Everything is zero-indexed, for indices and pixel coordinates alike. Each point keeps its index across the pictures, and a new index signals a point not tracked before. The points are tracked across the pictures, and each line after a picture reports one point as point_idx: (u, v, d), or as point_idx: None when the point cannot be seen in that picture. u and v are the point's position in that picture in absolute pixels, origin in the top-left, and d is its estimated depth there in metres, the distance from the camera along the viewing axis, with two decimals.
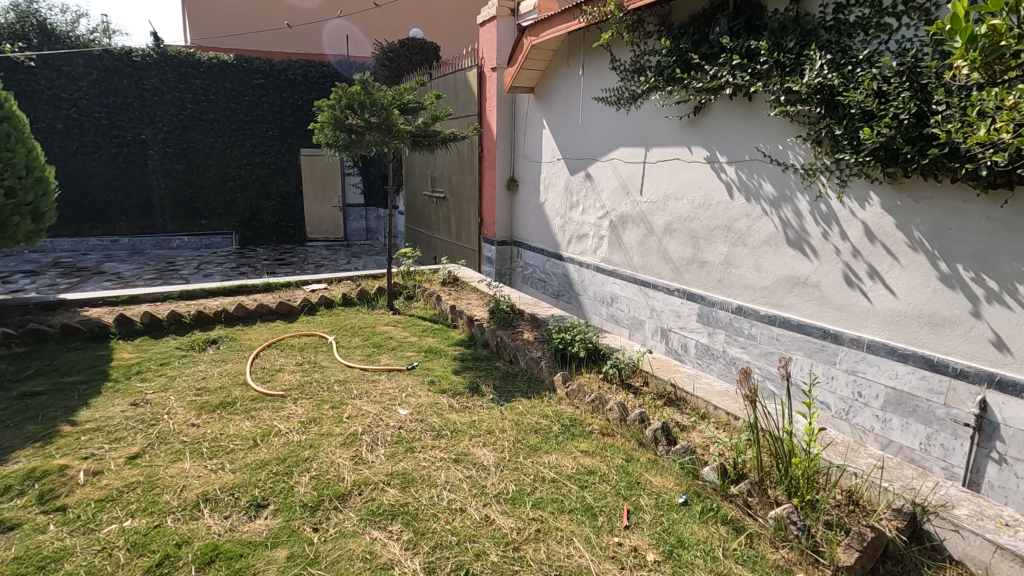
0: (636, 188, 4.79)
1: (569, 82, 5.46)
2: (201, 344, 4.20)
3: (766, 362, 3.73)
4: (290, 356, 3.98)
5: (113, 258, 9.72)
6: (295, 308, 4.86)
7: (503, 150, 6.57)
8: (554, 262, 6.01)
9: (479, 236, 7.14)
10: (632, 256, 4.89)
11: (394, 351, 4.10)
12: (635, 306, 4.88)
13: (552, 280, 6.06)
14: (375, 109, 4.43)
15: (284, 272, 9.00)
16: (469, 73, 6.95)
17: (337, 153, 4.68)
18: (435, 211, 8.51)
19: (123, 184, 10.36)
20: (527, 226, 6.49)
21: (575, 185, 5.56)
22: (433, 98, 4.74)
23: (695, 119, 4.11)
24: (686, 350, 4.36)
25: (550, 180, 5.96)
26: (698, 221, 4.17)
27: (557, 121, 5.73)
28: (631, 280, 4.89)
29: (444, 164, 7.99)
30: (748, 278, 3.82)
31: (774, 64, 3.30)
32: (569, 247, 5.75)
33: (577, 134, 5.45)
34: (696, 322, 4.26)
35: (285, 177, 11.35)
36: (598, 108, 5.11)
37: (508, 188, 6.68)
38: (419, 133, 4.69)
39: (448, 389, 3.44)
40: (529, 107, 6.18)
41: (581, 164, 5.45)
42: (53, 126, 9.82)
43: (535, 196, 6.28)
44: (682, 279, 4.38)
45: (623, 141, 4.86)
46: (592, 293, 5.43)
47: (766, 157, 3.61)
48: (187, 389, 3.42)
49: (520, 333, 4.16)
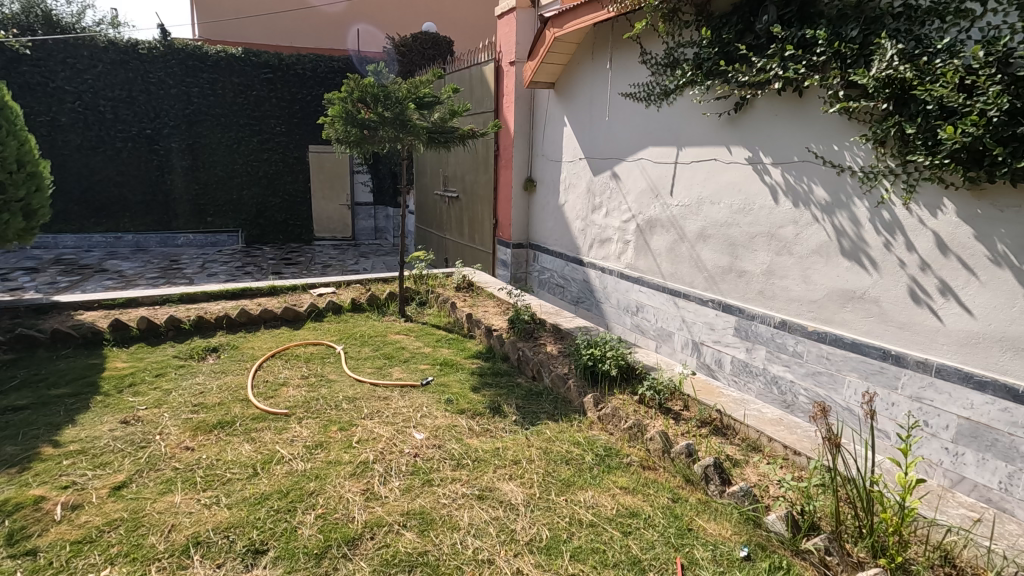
0: (666, 191, 4.47)
1: (593, 77, 5.15)
2: (200, 353, 3.93)
3: (814, 383, 3.40)
4: (295, 368, 3.68)
5: (116, 256, 9.50)
6: (301, 314, 4.58)
7: (520, 149, 6.26)
8: (573, 267, 5.71)
9: (493, 238, 6.84)
10: (661, 263, 4.58)
11: (407, 364, 3.81)
12: (663, 316, 4.57)
13: (572, 286, 5.76)
14: (388, 102, 4.14)
15: (291, 272, 8.73)
16: (485, 67, 6.64)
17: (348, 150, 4.38)
18: (447, 211, 8.21)
19: (127, 179, 10.14)
20: (545, 229, 6.18)
21: (598, 186, 5.25)
22: (450, 91, 4.45)
23: (736, 117, 3.79)
24: (721, 366, 4.05)
25: (571, 181, 5.65)
26: (737, 227, 3.85)
27: (580, 119, 5.42)
28: (659, 289, 4.58)
29: (458, 163, 7.70)
30: (795, 291, 3.49)
31: (833, 55, 2.97)
32: (590, 252, 5.45)
33: (601, 132, 5.14)
34: (733, 336, 3.94)
35: (292, 174, 11.10)
36: (626, 105, 4.80)
37: (525, 188, 6.37)
38: (434, 129, 4.40)
39: (466, 409, 3.14)
40: (550, 103, 5.87)
41: (605, 164, 5.14)
42: (57, 120, 9.61)
43: (554, 197, 5.97)
44: (717, 289, 4.07)
45: (653, 140, 4.54)
46: (615, 301, 5.12)
47: (818, 158, 3.28)
48: (183, 405, 3.14)
49: (543, 346, 3.86)
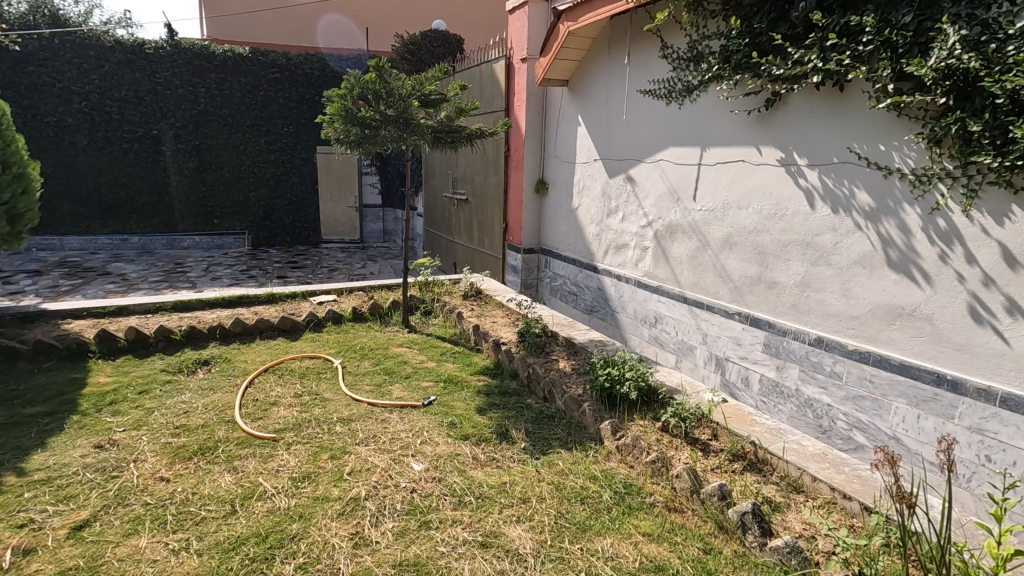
0: (688, 194, 4.16)
1: (610, 74, 4.86)
2: (190, 367, 3.69)
3: (855, 408, 3.08)
4: (289, 385, 3.42)
5: (121, 258, 9.37)
6: (299, 324, 4.33)
7: (532, 149, 5.98)
8: (587, 275, 5.42)
9: (503, 243, 6.57)
10: (682, 272, 4.27)
11: (408, 381, 3.53)
12: (683, 330, 4.27)
13: (585, 294, 5.46)
14: (390, 99, 3.87)
15: (296, 276, 8.52)
16: (496, 65, 6.36)
17: (348, 150, 4.12)
18: (456, 214, 7.95)
19: (133, 181, 10.02)
20: (557, 233, 5.89)
21: (615, 189, 4.96)
22: (457, 88, 4.17)
23: (767, 114, 3.48)
24: (748, 385, 3.74)
25: (585, 183, 5.36)
26: (767, 234, 3.54)
27: (595, 118, 5.13)
28: (680, 299, 4.28)
29: (467, 164, 7.43)
30: (833, 305, 3.17)
31: (882, 44, 2.66)
32: (605, 258, 5.15)
33: (618, 132, 4.84)
34: (761, 353, 3.63)
35: (299, 175, 10.92)
36: (645, 102, 4.50)
37: (536, 191, 6.09)
38: (440, 128, 4.13)
39: (471, 435, 2.86)
40: (563, 101, 5.58)
41: (622, 165, 4.84)
42: (63, 120, 9.51)
43: (567, 201, 5.68)
44: (744, 301, 3.75)
45: (674, 140, 4.24)
46: (631, 312, 4.83)
47: (862, 159, 2.97)
48: (163, 427, 2.89)
49: (555, 362, 3.57)
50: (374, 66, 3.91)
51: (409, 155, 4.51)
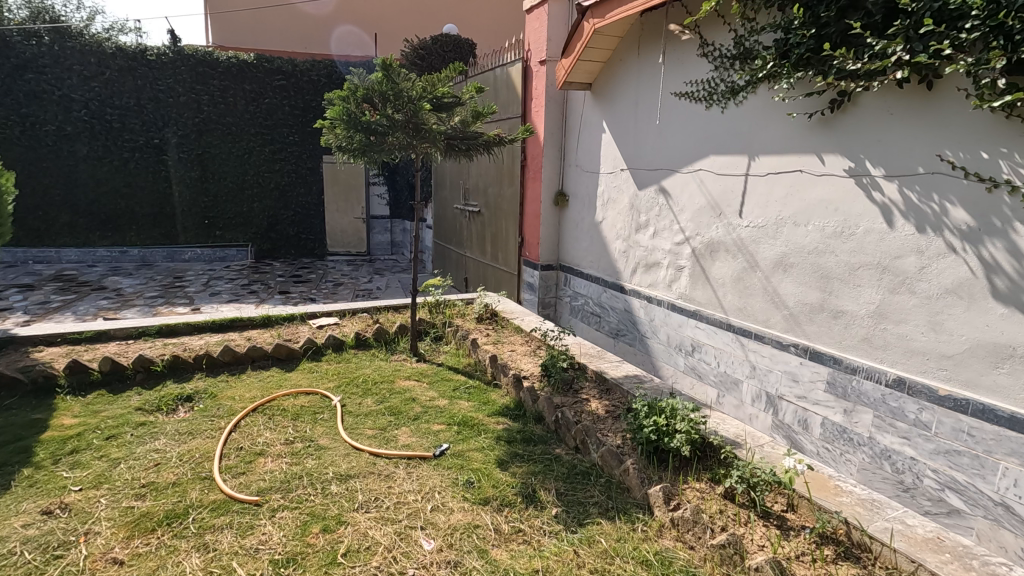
0: (733, 208, 3.70)
1: (640, 75, 4.42)
2: (169, 405, 3.25)
3: (947, 465, 2.58)
4: (279, 430, 2.96)
5: (119, 272, 9.01)
6: (295, 352, 3.89)
7: (551, 158, 5.54)
8: (612, 295, 4.96)
9: (519, 259, 6.12)
10: (724, 295, 3.80)
11: (416, 424, 3.06)
12: (726, 361, 3.79)
13: (610, 317, 5.00)
14: (398, 101, 3.44)
15: (298, 291, 8.11)
16: (512, 68, 5.95)
17: (350, 159, 3.66)
18: (468, 227, 7.52)
19: (134, 191, 9.69)
20: (578, 249, 5.44)
21: (645, 202, 4.50)
22: (474, 90, 3.74)
23: (831, 117, 3.01)
24: (807, 429, 3.25)
25: (610, 195, 4.91)
26: (832, 255, 3.06)
27: (623, 124, 4.68)
28: (722, 326, 3.80)
29: (480, 174, 7.02)
30: (918, 341, 2.68)
31: (993, 29, 2.18)
32: (633, 278, 4.69)
33: (649, 139, 4.39)
34: (824, 392, 3.14)
35: (305, 186, 10.56)
36: (681, 106, 4.05)
37: (556, 204, 5.64)
38: (454, 134, 3.70)
39: (491, 498, 2.39)
40: (586, 107, 5.15)
41: (652, 176, 4.39)
42: (63, 129, 9.21)
43: (589, 214, 5.23)
44: (801, 332, 3.28)
45: (716, 147, 3.78)
46: (663, 338, 4.36)
47: (957, 169, 2.49)
48: (127, 485, 2.44)
49: (585, 402, 3.10)
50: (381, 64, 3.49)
51: (419, 164, 4.08)
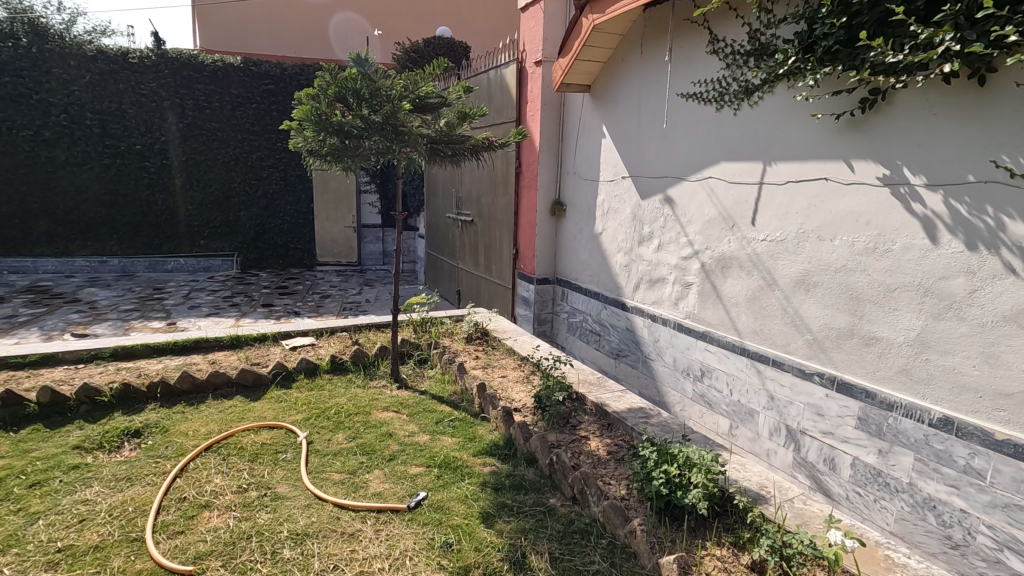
0: (747, 220, 3.34)
1: (643, 76, 4.09)
2: (113, 442, 2.87)
3: (1006, 521, 2.19)
4: (232, 474, 2.58)
5: (97, 283, 8.63)
6: (262, 378, 3.52)
7: (547, 165, 5.20)
8: (613, 312, 4.59)
9: (514, 272, 5.75)
10: (738, 316, 3.44)
11: (391, 466, 2.68)
12: (740, 389, 3.42)
13: (611, 336, 4.63)
14: (373, 99, 3.07)
15: (283, 304, 7.73)
16: (507, 70, 5.62)
17: (324, 165, 3.30)
18: (461, 237, 7.16)
19: (115, 199, 9.33)
20: (576, 262, 5.09)
21: (649, 212, 4.15)
22: (460, 90, 3.40)
23: (862, 119, 2.67)
24: (835, 470, 2.88)
25: (611, 205, 4.55)
26: (863, 274, 2.70)
27: (624, 128, 4.35)
28: (736, 350, 3.44)
29: (473, 182, 6.68)
30: (969, 376, 2.31)
31: None
32: (635, 294, 4.33)
33: (653, 144, 4.04)
34: (855, 430, 2.77)
35: (293, 193, 10.20)
36: (688, 108, 3.71)
37: (553, 213, 5.29)
38: (437, 138, 3.35)
39: (472, 566, 2.00)
40: (585, 110, 4.81)
41: (657, 184, 4.04)
42: (41, 134, 8.87)
43: (588, 225, 4.88)
44: (828, 359, 2.91)
45: (728, 153, 3.43)
46: (669, 361, 4.00)
47: (1016, 176, 2.13)
48: (39, 550, 2.05)
49: (583, 441, 2.72)
50: (354, 58, 3.13)
51: (401, 171, 3.73)
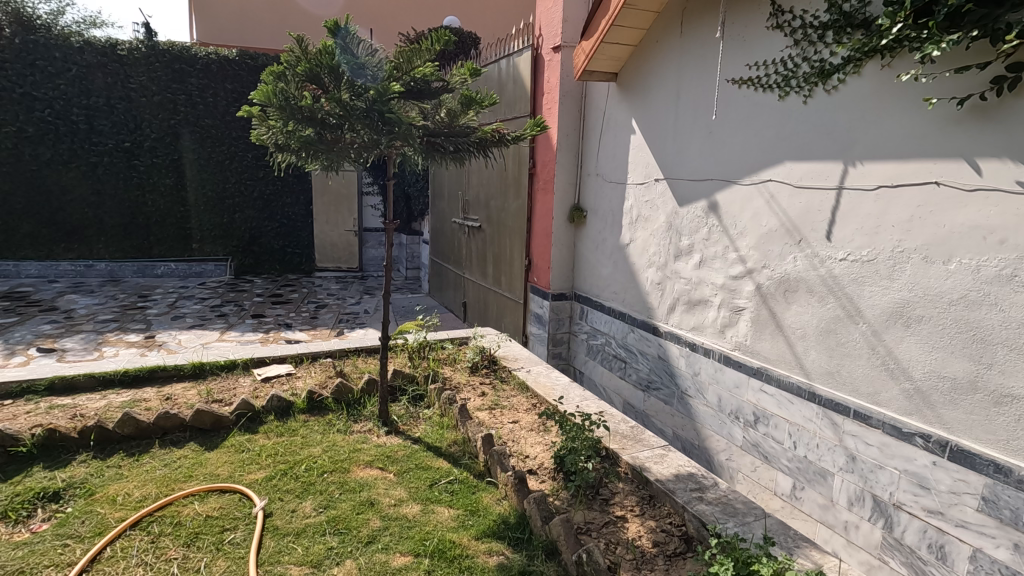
0: (818, 234, 2.69)
1: (684, 59, 3.45)
2: (21, 510, 2.27)
3: None
4: (156, 569, 1.95)
5: (80, 288, 8.10)
6: (223, 420, 2.91)
7: (565, 166, 4.57)
8: (642, 337, 3.95)
9: (527, 286, 5.12)
10: (805, 352, 2.78)
11: (368, 555, 2.04)
12: (807, 444, 2.76)
13: (641, 364, 3.99)
14: (356, 78, 2.45)
15: (275, 314, 7.15)
16: (520, 58, 4.99)
17: (299, 163, 2.69)
18: (467, 245, 6.55)
19: (103, 200, 8.83)
20: (598, 277, 4.46)
21: (688, 222, 3.50)
22: (466, 73, 2.75)
23: (994, 105, 2.01)
24: (947, 562, 2.21)
25: (641, 212, 3.91)
26: (996, 309, 2.03)
27: (659, 123, 3.71)
28: (803, 395, 2.78)
29: (481, 184, 6.06)
30: None
31: None
32: (670, 318, 3.69)
33: (695, 141, 3.41)
34: (978, 514, 2.10)
35: (292, 195, 9.63)
36: (741, 96, 3.07)
37: (571, 220, 4.65)
38: (434, 129, 2.72)
39: None
40: (611, 101, 4.18)
41: (699, 189, 3.40)
42: (24, 130, 8.37)
43: (613, 234, 4.23)
44: (936, 418, 2.24)
45: (794, 150, 2.79)
46: (712, 399, 3.35)
47: None
48: None
49: (620, 525, 2.08)
50: (330, 28, 2.48)
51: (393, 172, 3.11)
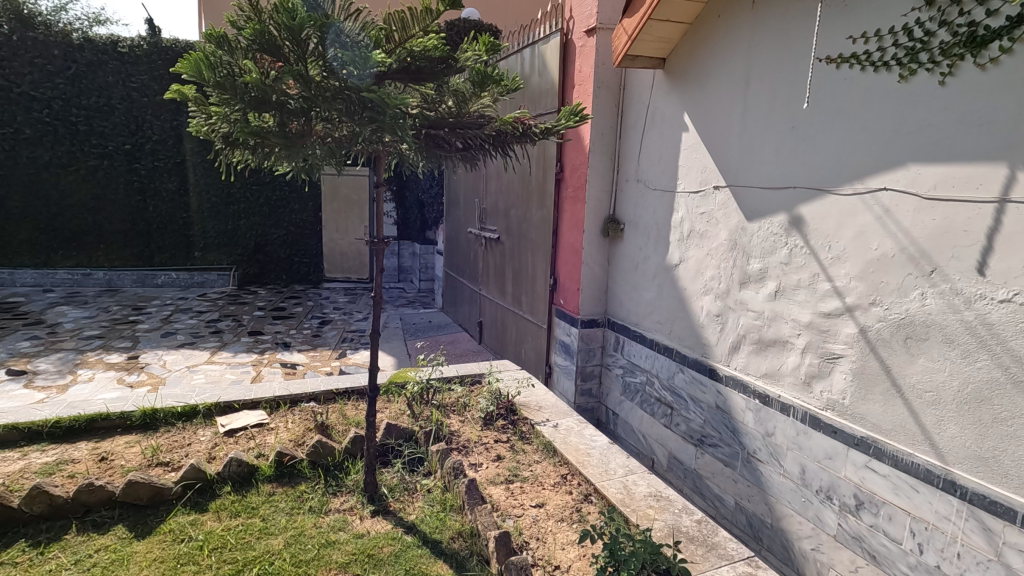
0: (962, 263, 1.94)
1: (759, 37, 2.73)
2: None
3: None
4: None
5: (74, 299, 7.63)
6: (164, 493, 2.26)
7: (599, 170, 3.88)
8: (695, 380, 3.23)
9: (552, 309, 4.43)
10: (939, 425, 2.02)
11: None
12: (940, 551, 2.01)
13: (692, 412, 3.26)
14: (326, 47, 1.73)
15: (273, 331, 6.57)
16: (547, 45, 4.31)
17: (257, 163, 2.05)
18: (485, 259, 5.89)
19: (102, 205, 8.39)
20: (637, 302, 3.75)
21: (759, 240, 2.77)
22: (482, 49, 2.02)
23: None
24: None
25: (695, 226, 3.19)
26: None
27: (721, 117, 3.00)
28: (934, 483, 2.02)
29: (500, 191, 5.40)
30: None
31: None
32: (733, 360, 2.97)
33: (771, 139, 2.68)
34: None
35: (299, 201, 9.08)
36: (841, 79, 2.33)
37: (606, 233, 3.95)
38: (435, 121, 2.06)
39: None
40: (659, 93, 3.47)
41: (775, 199, 2.67)
42: (22, 132, 7.97)
43: (659, 251, 3.52)
44: None
45: (922, 148, 2.04)
46: (792, 469, 2.61)
47: None
48: None
49: None
50: None
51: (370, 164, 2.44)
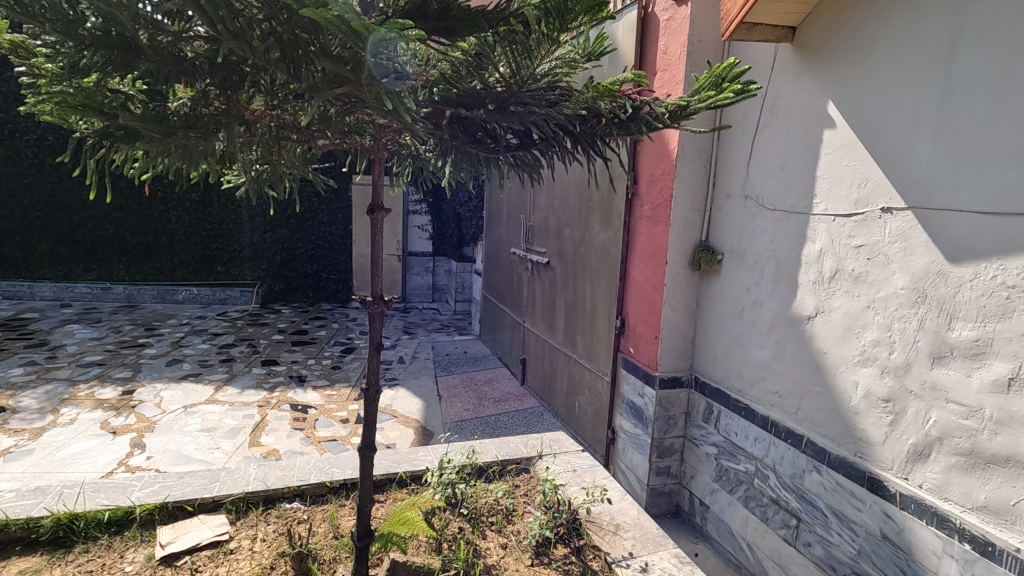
0: None
1: None
2: None
3: None
4: None
5: (87, 316, 7.14)
6: None
7: (690, 183, 2.94)
8: (842, 490, 2.22)
9: (619, 358, 3.47)
10: None
11: None
12: None
13: (836, 535, 2.25)
14: None
15: (288, 360, 5.84)
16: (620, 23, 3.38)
17: (160, 167, 1.19)
18: (530, 285, 5.01)
19: (125, 216, 7.95)
20: (744, 361, 2.76)
21: (977, 293, 1.75)
22: None
23: None
24: None
25: (849, 264, 2.20)
26: None
27: (900, 105, 1.99)
28: None
29: (551, 206, 4.51)
30: None
31: None
32: (916, 472, 1.94)
33: (1001, 136, 1.67)
34: None
35: (329, 214, 8.42)
36: None
37: (698, 266, 2.98)
38: None
39: None
40: (786, 76, 2.50)
41: (1006, 230, 1.66)
42: (45, 139, 7.58)
43: (783, 295, 2.53)
44: None
45: None
46: None
47: None
48: None
49: None
50: None
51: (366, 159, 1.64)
